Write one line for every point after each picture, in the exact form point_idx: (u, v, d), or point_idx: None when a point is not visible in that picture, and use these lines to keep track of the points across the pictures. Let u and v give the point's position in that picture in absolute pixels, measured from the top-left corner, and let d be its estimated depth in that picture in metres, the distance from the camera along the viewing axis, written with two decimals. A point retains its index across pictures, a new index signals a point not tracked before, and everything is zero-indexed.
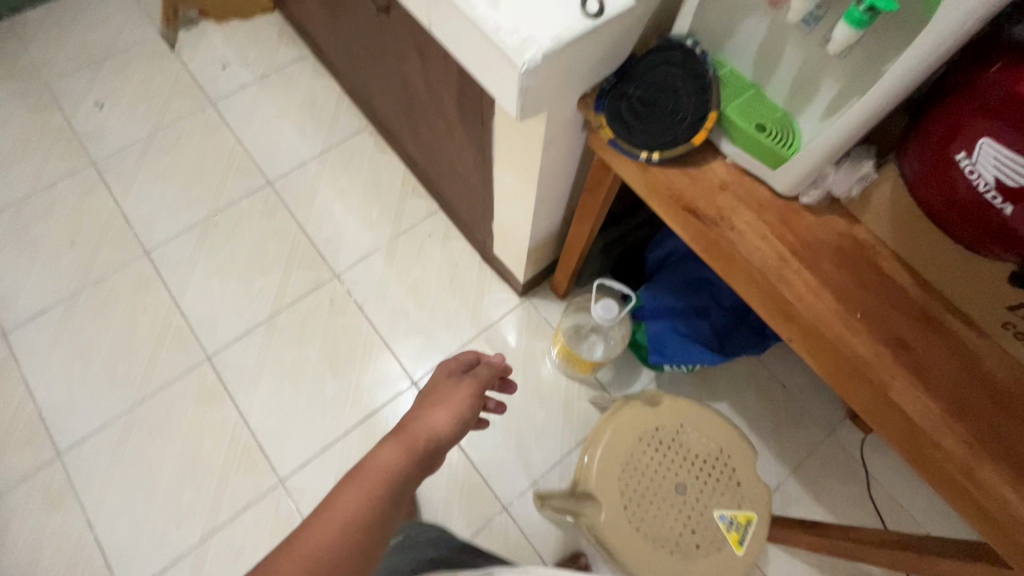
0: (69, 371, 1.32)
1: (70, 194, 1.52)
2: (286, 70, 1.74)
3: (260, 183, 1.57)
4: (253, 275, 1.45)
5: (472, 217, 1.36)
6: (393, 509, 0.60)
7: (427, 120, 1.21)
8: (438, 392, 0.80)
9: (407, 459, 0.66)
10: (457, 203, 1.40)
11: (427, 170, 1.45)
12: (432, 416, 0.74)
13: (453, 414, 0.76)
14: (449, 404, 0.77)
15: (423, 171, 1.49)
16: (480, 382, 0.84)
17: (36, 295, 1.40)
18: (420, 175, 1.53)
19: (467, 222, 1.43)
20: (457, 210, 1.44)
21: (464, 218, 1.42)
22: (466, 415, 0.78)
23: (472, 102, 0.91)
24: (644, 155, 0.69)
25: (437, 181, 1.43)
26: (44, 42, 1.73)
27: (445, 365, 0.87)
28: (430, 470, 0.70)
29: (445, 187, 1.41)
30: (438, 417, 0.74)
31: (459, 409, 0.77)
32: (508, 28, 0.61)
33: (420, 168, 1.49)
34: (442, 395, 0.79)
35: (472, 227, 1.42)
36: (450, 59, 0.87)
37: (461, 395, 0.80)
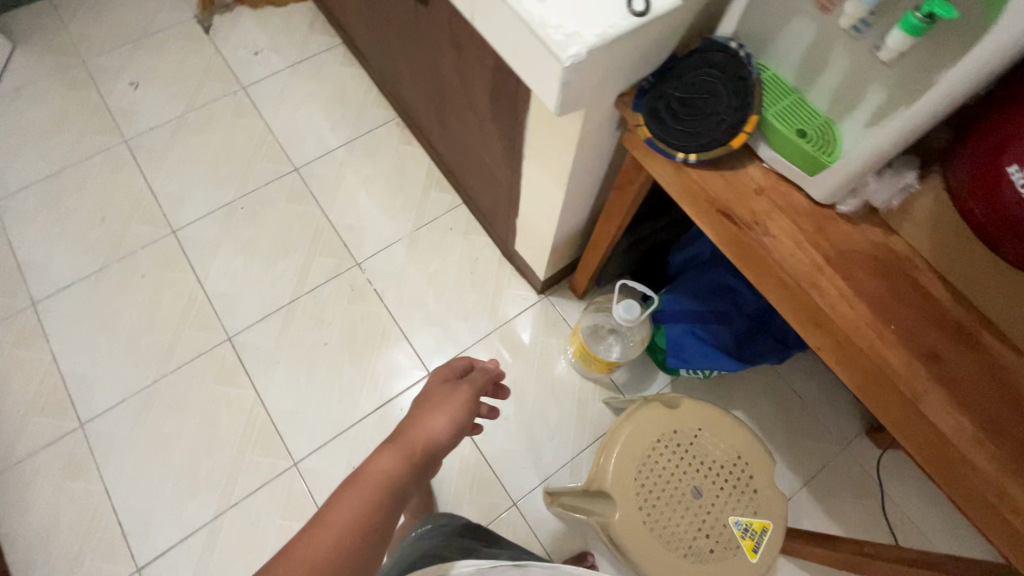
0: (95, 343, 1.35)
1: (102, 170, 1.55)
2: (317, 57, 1.76)
3: (286, 168, 1.58)
4: (277, 259, 1.46)
5: (495, 212, 1.37)
6: (387, 517, 0.63)
7: (457, 113, 1.21)
8: (435, 395, 0.81)
9: (404, 466, 0.68)
10: (481, 197, 1.40)
11: (452, 163, 1.46)
12: (429, 420, 0.76)
13: (451, 418, 0.77)
14: (446, 408, 0.78)
15: (449, 164, 1.49)
16: (477, 386, 0.85)
17: (66, 267, 1.42)
18: (445, 169, 1.54)
19: (490, 217, 1.43)
20: (480, 205, 1.45)
21: (487, 213, 1.43)
22: (463, 420, 0.79)
23: (506, 96, 0.91)
24: (681, 155, 0.69)
25: (462, 174, 1.44)
26: (84, 21, 1.76)
27: (439, 372, 0.87)
28: (427, 475, 0.73)
29: (469, 181, 1.41)
30: (436, 422, 0.76)
31: (456, 413, 0.78)
32: (554, 23, 0.61)
33: (445, 161, 1.50)
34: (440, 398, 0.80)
35: (494, 222, 1.42)
36: (488, 52, 0.87)
37: (458, 398, 0.81)
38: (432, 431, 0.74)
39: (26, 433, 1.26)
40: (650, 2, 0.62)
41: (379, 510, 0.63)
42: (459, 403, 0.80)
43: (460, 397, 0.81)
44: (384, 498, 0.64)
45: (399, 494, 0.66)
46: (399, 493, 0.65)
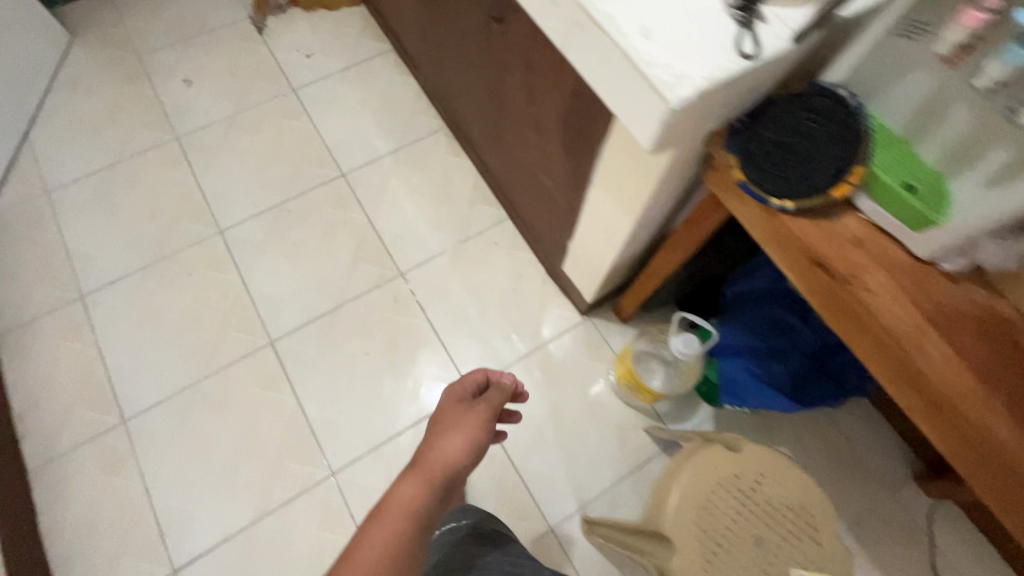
0: (140, 339, 1.36)
1: (153, 165, 1.56)
2: (368, 62, 1.74)
3: (334, 173, 1.57)
4: (321, 265, 1.46)
5: (545, 232, 1.35)
6: (420, 540, 0.65)
7: (517, 131, 1.20)
8: (450, 419, 0.86)
9: (427, 487, 0.72)
10: (531, 215, 1.39)
11: (503, 179, 1.44)
12: (448, 442, 0.81)
13: (469, 438, 0.82)
14: (461, 430, 0.83)
15: (498, 179, 1.48)
16: (491, 404, 0.91)
17: (115, 261, 1.44)
18: (492, 182, 1.53)
19: (537, 235, 1.42)
20: (528, 222, 1.44)
21: (535, 231, 1.41)
22: (480, 438, 0.84)
23: (582, 123, 0.89)
24: (777, 202, 0.67)
25: (512, 191, 1.43)
26: (141, 15, 1.78)
27: (454, 392, 0.94)
28: (451, 495, 0.76)
29: (519, 198, 1.40)
30: (456, 444, 0.81)
31: (473, 432, 0.83)
32: (661, 62, 0.59)
33: (494, 175, 1.49)
34: (457, 421, 0.85)
35: (542, 240, 1.41)
36: (568, 77, 0.86)
37: (473, 419, 0.86)
38: (451, 453, 0.79)
39: (71, 425, 1.27)
40: (760, 46, 0.60)
41: (412, 532, 0.64)
42: (476, 423, 0.85)
43: (475, 418, 0.86)
44: (417, 522, 0.66)
45: (429, 518, 0.68)
46: (427, 513, 0.68)
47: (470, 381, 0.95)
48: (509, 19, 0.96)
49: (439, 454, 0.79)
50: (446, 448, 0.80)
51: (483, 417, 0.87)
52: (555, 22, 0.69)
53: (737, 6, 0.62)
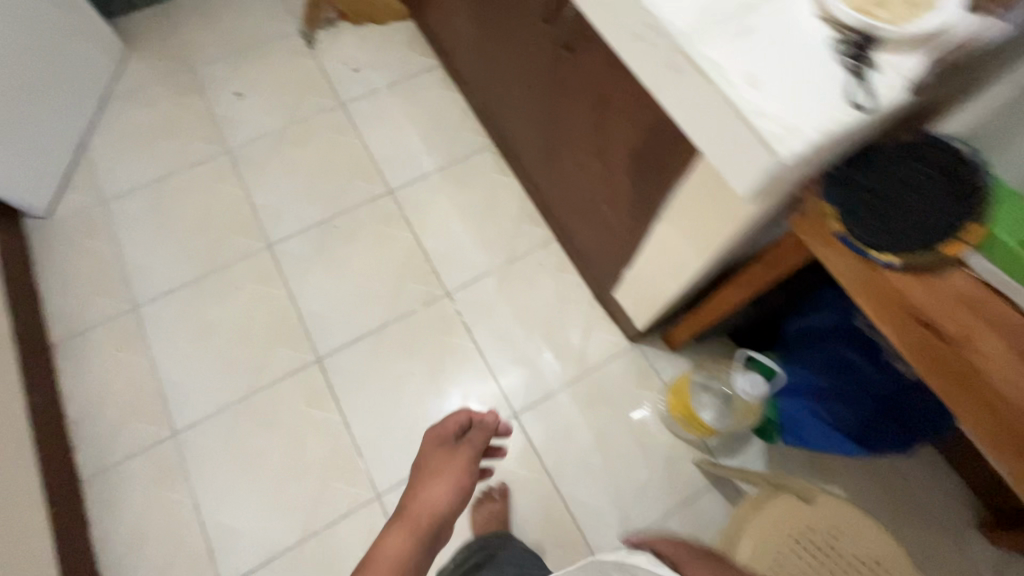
0: (191, 352, 1.37)
1: (205, 178, 1.58)
2: (416, 78, 1.74)
3: (381, 190, 1.57)
4: (368, 283, 1.46)
5: (596, 256, 1.33)
6: None
7: (576, 157, 1.18)
8: (435, 464, 0.94)
9: (414, 537, 0.80)
10: (582, 238, 1.36)
11: (554, 200, 1.42)
12: (431, 491, 0.89)
13: (451, 484, 0.90)
14: (446, 475, 0.91)
15: (548, 198, 1.46)
16: (472, 448, 0.97)
17: (167, 273, 1.45)
18: (541, 203, 1.51)
19: (588, 259, 1.39)
20: (578, 245, 1.41)
21: (585, 254, 1.39)
22: (463, 481, 0.92)
23: (657, 159, 0.87)
24: (879, 257, 0.66)
25: (563, 212, 1.40)
26: (194, 28, 1.80)
27: (436, 435, 0.99)
28: (435, 544, 0.84)
29: (570, 220, 1.38)
30: (441, 490, 0.88)
31: (457, 475, 0.92)
32: (770, 113, 0.57)
33: (543, 196, 1.47)
34: (439, 469, 0.93)
35: (592, 264, 1.38)
36: (647, 112, 0.83)
37: (454, 465, 0.93)
38: (434, 502, 0.87)
39: (123, 437, 1.29)
40: (875, 97, 0.58)
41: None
42: (457, 468, 0.93)
43: (457, 463, 0.93)
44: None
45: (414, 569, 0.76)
46: (416, 562, 0.77)
47: (453, 422, 1.01)
48: (580, 49, 0.93)
49: (425, 502, 0.87)
50: (432, 494, 0.88)
51: (464, 461, 0.95)
52: (649, 64, 0.67)
53: (850, 55, 0.60)
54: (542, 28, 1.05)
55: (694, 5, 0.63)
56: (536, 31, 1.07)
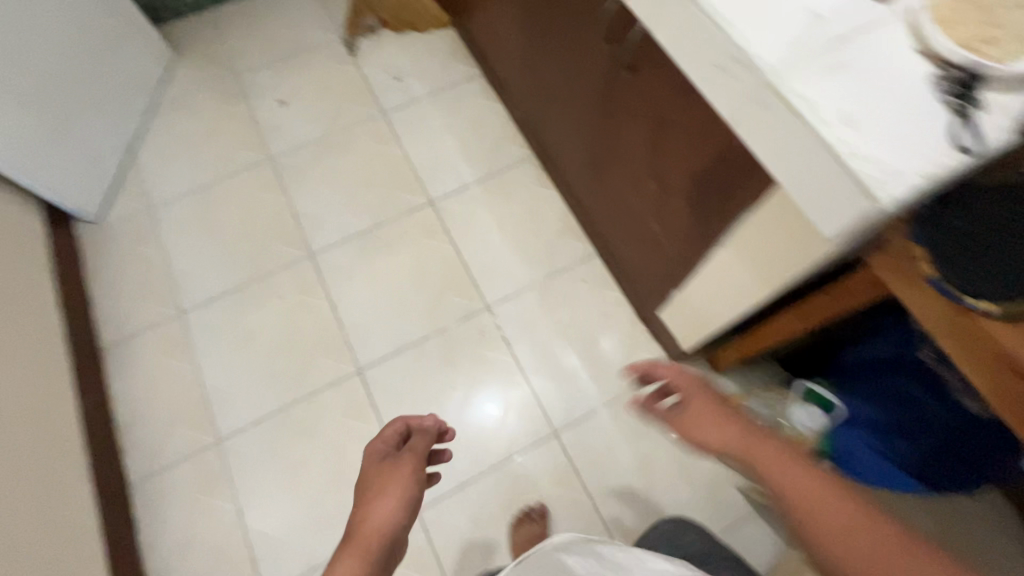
0: (235, 359, 1.39)
1: (249, 185, 1.59)
2: (456, 87, 1.73)
3: (422, 201, 1.57)
4: (408, 294, 1.46)
5: (642, 276, 1.31)
6: None
7: (626, 175, 1.16)
8: (375, 486, 0.74)
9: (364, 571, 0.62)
10: (626, 256, 1.34)
11: (597, 216, 1.40)
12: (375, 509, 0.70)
13: (400, 500, 0.72)
14: (393, 487, 0.73)
15: (591, 213, 1.44)
16: (423, 446, 0.82)
17: (213, 280, 1.47)
18: (583, 217, 1.49)
19: (631, 277, 1.37)
20: (622, 262, 1.39)
21: (629, 272, 1.37)
22: (414, 492, 0.74)
23: (723, 186, 0.84)
24: (975, 303, 0.61)
25: (607, 228, 1.38)
26: (240, 35, 1.83)
27: (373, 449, 0.81)
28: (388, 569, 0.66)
29: (615, 237, 1.36)
30: (389, 505, 0.71)
31: (405, 489, 0.73)
32: (869, 156, 0.55)
33: (587, 210, 1.45)
34: (383, 485, 0.74)
35: (636, 283, 1.36)
36: (715, 139, 0.81)
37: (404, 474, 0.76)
38: (385, 519, 0.69)
39: (168, 443, 1.31)
40: (983, 138, 0.55)
41: None
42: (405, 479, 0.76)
43: (402, 477, 0.74)
44: None
45: None
46: None
47: (390, 433, 0.83)
48: (643, 69, 0.91)
49: (373, 524, 0.68)
50: (381, 512, 0.70)
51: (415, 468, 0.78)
52: (731, 96, 0.65)
53: (953, 94, 0.57)
54: (599, 44, 1.03)
55: (784, 38, 0.61)
56: (593, 47, 1.05)
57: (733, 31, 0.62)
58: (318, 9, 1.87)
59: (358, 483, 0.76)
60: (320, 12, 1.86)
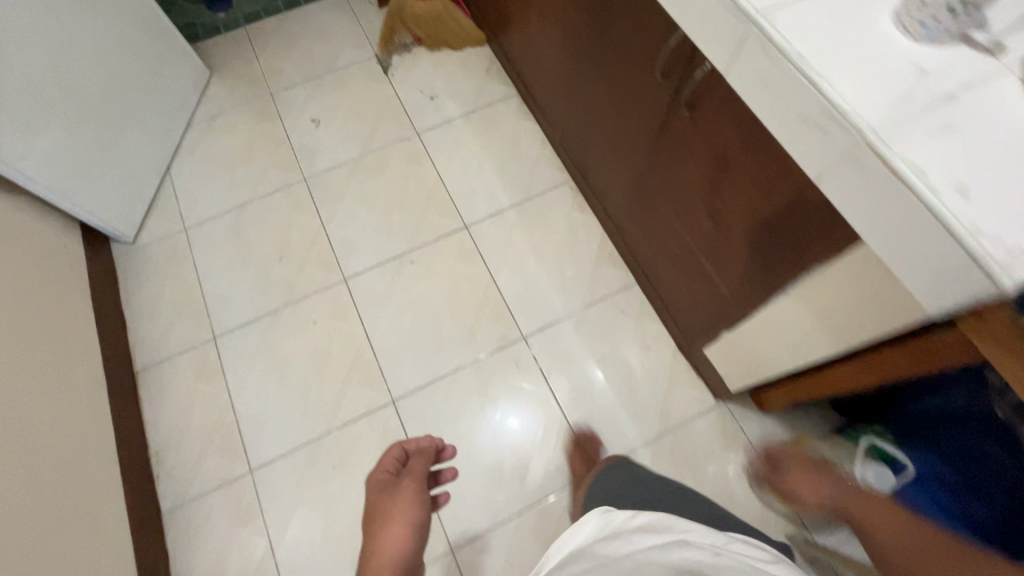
0: (268, 386, 1.37)
1: (283, 207, 1.58)
2: (491, 107, 1.70)
3: (456, 225, 1.54)
4: (441, 322, 1.43)
5: (686, 309, 1.26)
6: None
7: (675, 209, 1.12)
8: (384, 510, 1.03)
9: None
10: (670, 288, 1.29)
11: (639, 244, 1.35)
12: (385, 535, 0.96)
13: (405, 523, 0.97)
14: (398, 518, 0.99)
15: (632, 241, 1.39)
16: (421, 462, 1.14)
17: (246, 304, 1.46)
18: (623, 244, 1.44)
19: (674, 308, 1.32)
20: (664, 292, 1.34)
21: (671, 304, 1.32)
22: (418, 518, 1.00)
23: (794, 233, 0.79)
24: None
25: (649, 258, 1.33)
26: (275, 53, 1.82)
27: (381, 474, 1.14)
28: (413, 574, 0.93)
29: (657, 267, 1.31)
30: (397, 531, 0.96)
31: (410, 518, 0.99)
32: (988, 233, 0.50)
33: (627, 237, 1.40)
34: (392, 511, 1.01)
35: (678, 315, 1.31)
36: (790, 185, 0.76)
37: (408, 489, 1.06)
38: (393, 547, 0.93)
39: (201, 470, 1.30)
40: None
41: None
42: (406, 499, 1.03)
43: (403, 504, 1.01)
44: None
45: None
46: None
47: (391, 458, 1.16)
48: (704, 107, 0.86)
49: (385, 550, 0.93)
50: (389, 537, 0.95)
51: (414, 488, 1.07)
52: (819, 151, 0.60)
53: None
54: (652, 77, 0.99)
55: (883, 94, 0.56)
56: (644, 79, 1.01)
57: (826, 83, 0.57)
58: (353, 27, 1.86)
59: (370, 508, 1.06)
60: (355, 30, 1.85)
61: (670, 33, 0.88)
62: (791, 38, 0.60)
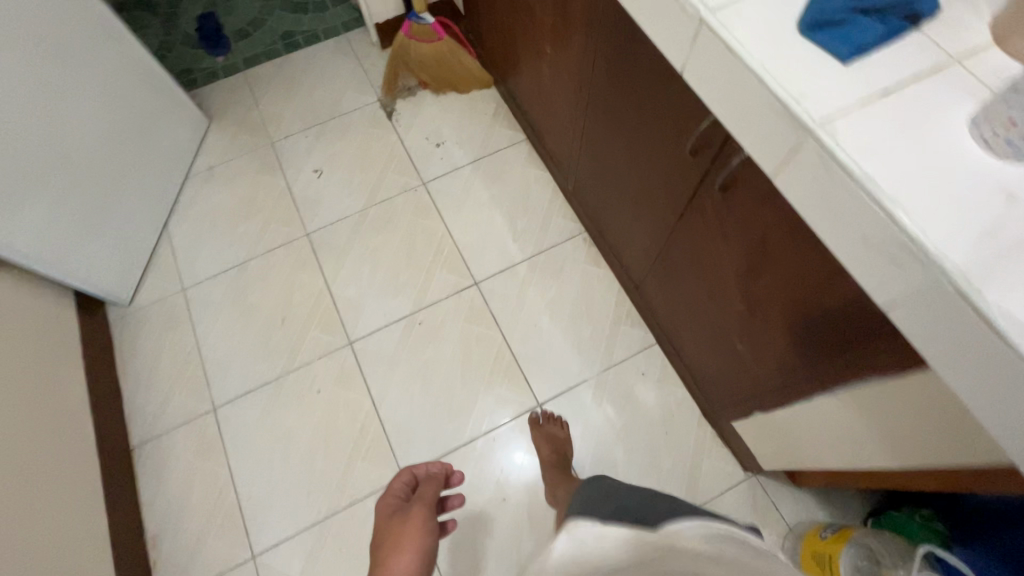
0: (271, 461, 1.30)
1: (285, 264, 1.51)
2: (500, 154, 1.64)
3: (466, 282, 1.47)
4: (452, 388, 1.36)
5: (712, 379, 1.18)
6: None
7: (702, 282, 1.04)
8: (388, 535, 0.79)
9: None
10: (695, 355, 1.21)
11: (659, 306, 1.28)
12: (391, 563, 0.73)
13: (415, 550, 0.75)
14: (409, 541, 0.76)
15: (652, 301, 1.31)
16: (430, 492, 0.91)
17: (247, 371, 1.39)
18: (641, 303, 1.37)
19: (700, 374, 1.24)
20: (688, 358, 1.26)
21: (695, 370, 1.24)
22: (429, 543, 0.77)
23: (845, 340, 0.72)
24: None
25: (672, 321, 1.25)
26: (275, 98, 1.76)
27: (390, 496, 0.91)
28: None
29: (680, 332, 1.24)
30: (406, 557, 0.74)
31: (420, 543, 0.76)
32: None
33: (646, 297, 1.33)
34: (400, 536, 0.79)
35: (705, 382, 1.23)
36: (841, 293, 0.68)
37: (416, 512, 0.83)
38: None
39: (201, 556, 1.23)
40: None
41: None
42: (416, 528, 0.79)
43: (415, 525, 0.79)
44: None
45: None
46: None
47: (400, 483, 0.94)
48: (741, 193, 0.79)
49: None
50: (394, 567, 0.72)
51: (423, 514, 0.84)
52: (892, 283, 0.53)
53: None
54: (679, 150, 0.91)
55: (966, 226, 0.49)
56: (668, 149, 0.93)
57: (903, 210, 0.50)
58: (355, 70, 1.80)
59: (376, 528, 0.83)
60: (358, 74, 1.79)
61: (700, 113, 0.81)
62: (858, 154, 0.53)
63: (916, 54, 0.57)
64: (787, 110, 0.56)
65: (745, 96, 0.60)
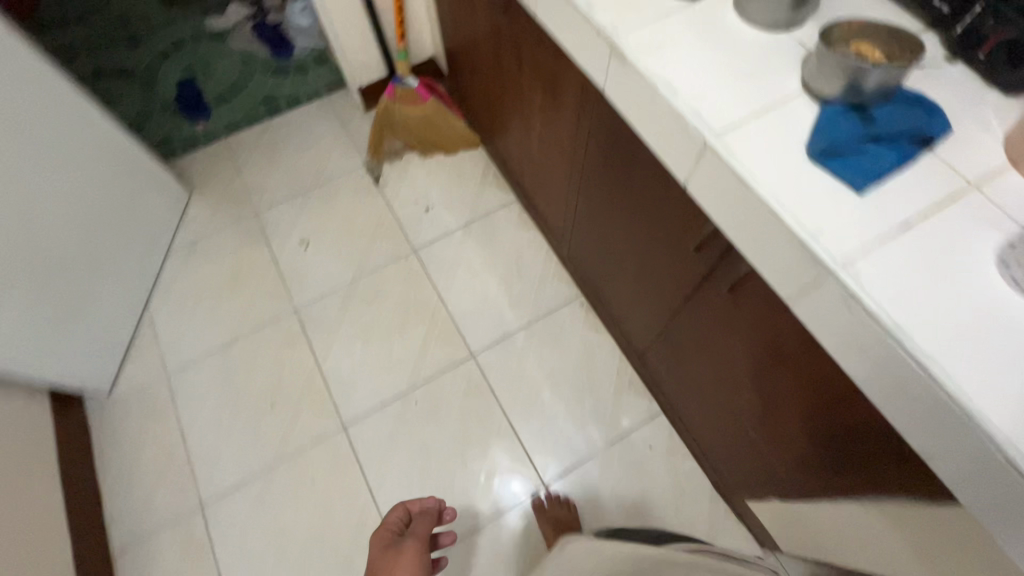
0: (264, 564, 1.23)
1: (272, 344, 1.46)
2: (491, 217, 1.61)
3: (462, 355, 1.42)
4: (453, 472, 1.30)
5: (723, 455, 1.14)
6: None
7: (708, 365, 1.01)
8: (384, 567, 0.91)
9: None
10: (704, 429, 1.17)
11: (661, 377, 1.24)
12: None
13: None
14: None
15: (654, 370, 1.28)
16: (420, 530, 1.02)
17: (236, 464, 1.32)
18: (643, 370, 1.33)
19: (708, 448, 1.20)
20: (696, 430, 1.22)
21: (704, 443, 1.20)
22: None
23: (868, 453, 0.69)
24: None
25: (677, 392, 1.22)
26: (258, 167, 1.72)
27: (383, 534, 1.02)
28: None
29: (686, 405, 1.20)
30: None
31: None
32: None
33: (648, 365, 1.29)
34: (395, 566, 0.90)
35: (714, 456, 1.19)
36: (865, 410, 0.65)
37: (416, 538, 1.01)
38: None
39: None
40: None
41: None
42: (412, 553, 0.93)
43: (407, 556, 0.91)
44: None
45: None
46: None
47: (395, 518, 1.06)
48: (747, 295, 0.77)
49: None
50: None
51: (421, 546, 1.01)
52: (936, 436, 0.50)
53: None
54: (677, 241, 0.89)
55: (1010, 385, 0.46)
56: (665, 239, 0.91)
57: (941, 367, 0.47)
58: (340, 135, 1.77)
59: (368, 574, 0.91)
60: (342, 137, 1.76)
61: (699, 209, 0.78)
62: (885, 301, 0.50)
63: (933, 180, 0.55)
64: (807, 249, 0.53)
65: (758, 224, 0.57)
